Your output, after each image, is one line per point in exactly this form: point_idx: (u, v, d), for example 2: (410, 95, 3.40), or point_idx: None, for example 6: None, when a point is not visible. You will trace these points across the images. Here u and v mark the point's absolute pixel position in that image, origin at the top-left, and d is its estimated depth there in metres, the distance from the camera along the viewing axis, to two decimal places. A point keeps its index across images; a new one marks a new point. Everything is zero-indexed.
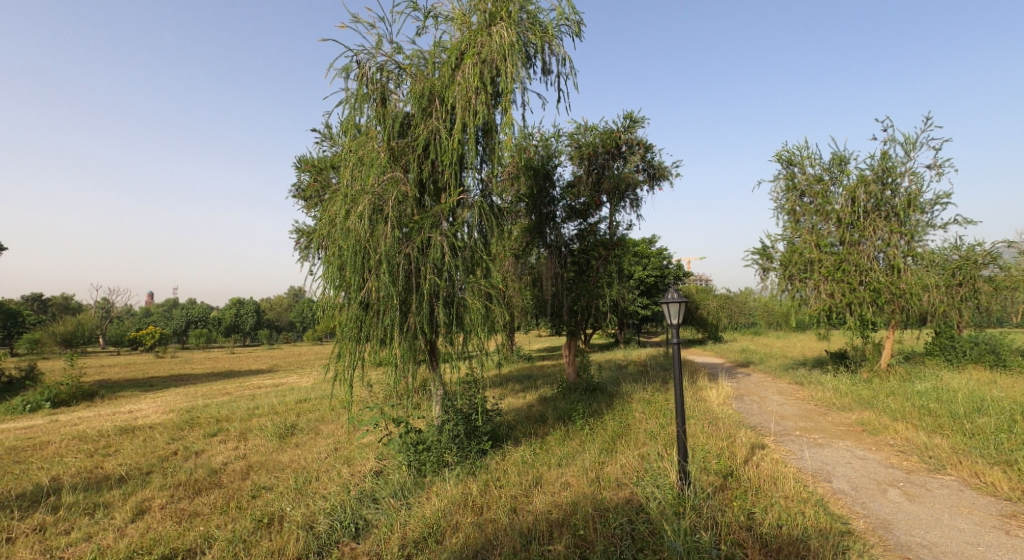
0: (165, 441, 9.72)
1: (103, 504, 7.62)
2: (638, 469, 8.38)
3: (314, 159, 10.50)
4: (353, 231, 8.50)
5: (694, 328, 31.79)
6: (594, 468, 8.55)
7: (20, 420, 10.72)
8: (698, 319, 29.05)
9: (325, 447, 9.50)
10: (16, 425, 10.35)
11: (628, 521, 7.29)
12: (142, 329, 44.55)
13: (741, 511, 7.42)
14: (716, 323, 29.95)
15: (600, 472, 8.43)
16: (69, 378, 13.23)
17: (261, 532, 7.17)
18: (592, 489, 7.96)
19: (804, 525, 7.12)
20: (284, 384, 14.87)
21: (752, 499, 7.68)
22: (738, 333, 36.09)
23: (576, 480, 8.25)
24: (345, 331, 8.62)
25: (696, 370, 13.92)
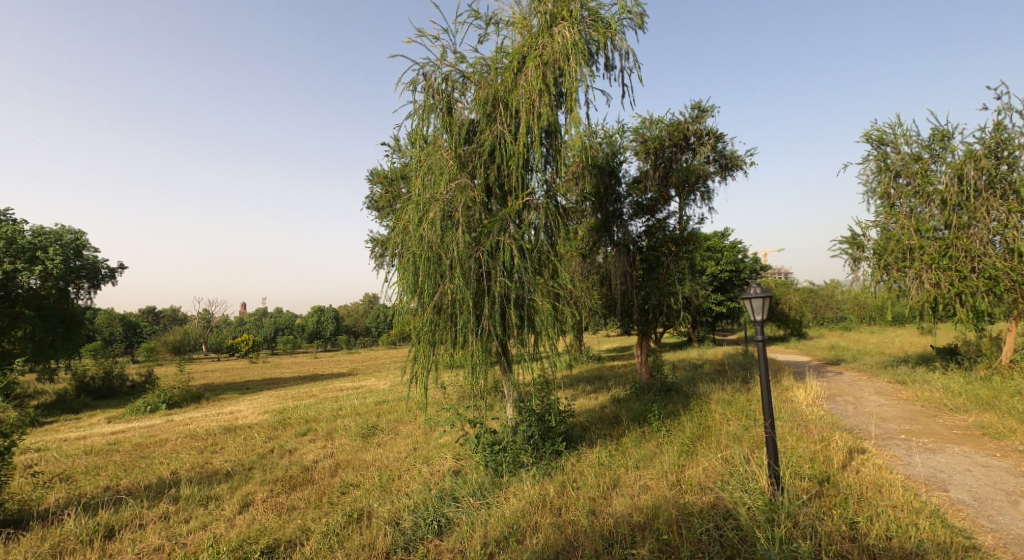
0: (263, 440, 10.58)
1: (214, 497, 8.43)
2: (723, 472, 8.06)
3: (385, 172, 11.02)
4: (424, 238, 8.83)
5: (776, 325, 30.05)
6: (674, 471, 8.31)
7: (142, 420, 12.10)
8: (780, 315, 27.51)
9: (404, 447, 9.90)
10: (138, 424, 11.67)
11: (715, 527, 7.04)
12: (242, 336, 48.48)
13: (843, 520, 6.93)
14: (799, 319, 28.20)
15: (681, 475, 8.17)
16: (178, 382, 14.69)
17: (352, 526, 7.60)
18: (674, 493, 7.73)
19: (919, 539, 6.54)
20: (363, 387, 15.70)
21: (854, 507, 7.13)
22: (828, 328, 33.70)
23: (655, 483, 8.05)
24: (421, 335, 8.97)
25: (782, 369, 13.14)
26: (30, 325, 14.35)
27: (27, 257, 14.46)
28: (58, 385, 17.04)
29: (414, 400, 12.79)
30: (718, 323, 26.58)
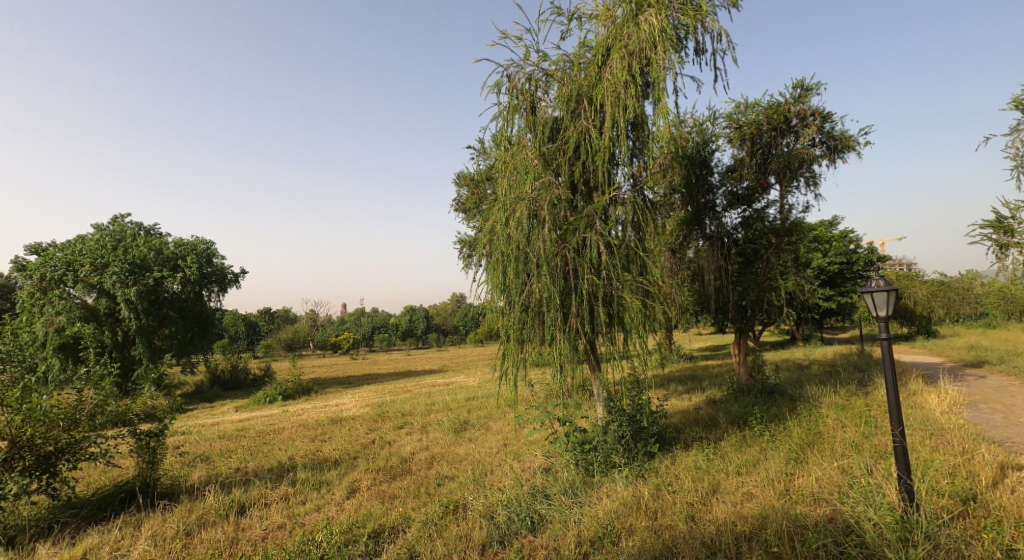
0: (365, 431, 11.34)
1: (325, 482, 9.13)
2: (839, 483, 7.32)
3: (469, 174, 11.33)
4: (510, 237, 8.70)
5: (902, 322, 27.05)
6: (781, 479, 7.67)
7: (263, 409, 13.45)
8: (904, 312, 24.75)
9: (495, 442, 10.10)
10: (259, 414, 12.94)
11: (833, 543, 6.41)
12: (342, 335, 51.71)
13: (994, 546, 6.04)
14: (929, 316, 25.20)
15: (789, 484, 7.54)
16: (292, 376, 16.16)
17: (449, 517, 7.82)
18: (783, 503, 7.13)
19: None
20: (454, 383, 16.29)
21: (1010, 532, 6.18)
22: (968, 327, 29.76)
23: (760, 491, 7.49)
24: (509, 333, 8.91)
25: (907, 371, 11.73)
26: (175, 325, 16.58)
27: (170, 265, 16.79)
28: (197, 377, 19.40)
29: (502, 396, 13.08)
30: (828, 320, 24.32)
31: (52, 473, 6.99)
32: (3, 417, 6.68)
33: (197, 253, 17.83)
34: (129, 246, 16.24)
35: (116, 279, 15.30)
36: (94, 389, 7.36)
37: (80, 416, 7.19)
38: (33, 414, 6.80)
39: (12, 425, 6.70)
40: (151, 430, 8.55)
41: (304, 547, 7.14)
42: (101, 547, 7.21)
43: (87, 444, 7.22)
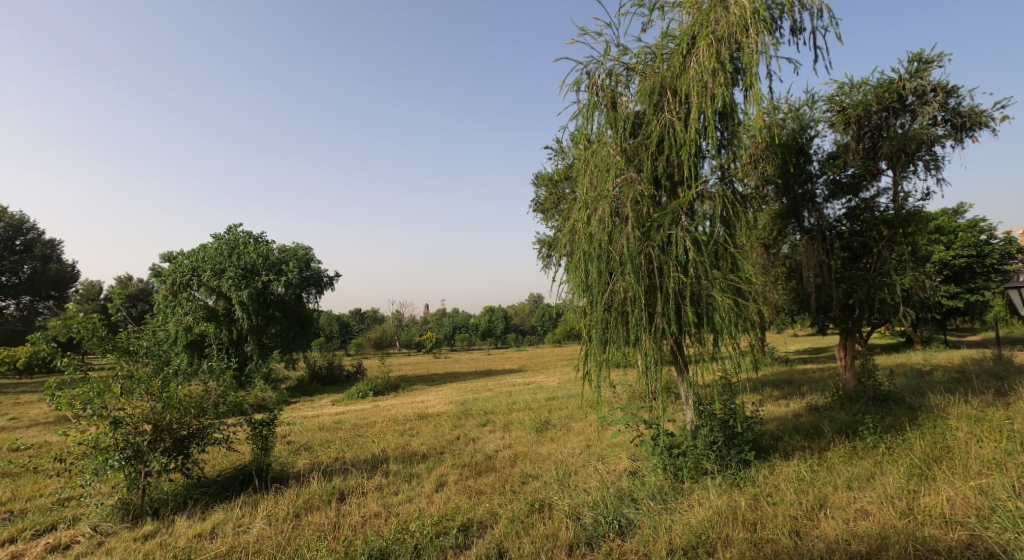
0: (450, 428, 11.61)
1: (415, 475, 9.01)
2: (976, 505, 6.17)
3: (550, 173, 11.95)
4: (592, 236, 7.45)
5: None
6: (903, 497, 6.50)
7: (355, 404, 14.20)
8: None
9: (577, 443, 9.79)
10: (352, 408, 13.64)
11: None
12: (428, 333, 53.30)
13: None
14: None
15: (913, 502, 6.38)
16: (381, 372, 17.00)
17: (535, 516, 6.96)
18: (908, 523, 6.00)
19: None
20: (534, 382, 16.36)
21: None
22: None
23: (878, 508, 6.32)
24: (592, 332, 7.64)
25: None
26: (280, 324, 17.99)
27: (275, 270, 18.11)
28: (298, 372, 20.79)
29: (582, 398, 12.89)
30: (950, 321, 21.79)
31: (185, 455, 7.46)
32: (147, 403, 7.25)
33: (298, 259, 19.14)
34: (242, 252, 17.67)
35: (232, 283, 16.84)
36: (217, 381, 7.75)
37: (207, 405, 7.64)
38: (171, 402, 7.27)
39: (155, 411, 7.22)
40: (264, 419, 8.42)
41: (398, 535, 6.50)
42: (224, 523, 6.97)
43: (212, 431, 7.69)
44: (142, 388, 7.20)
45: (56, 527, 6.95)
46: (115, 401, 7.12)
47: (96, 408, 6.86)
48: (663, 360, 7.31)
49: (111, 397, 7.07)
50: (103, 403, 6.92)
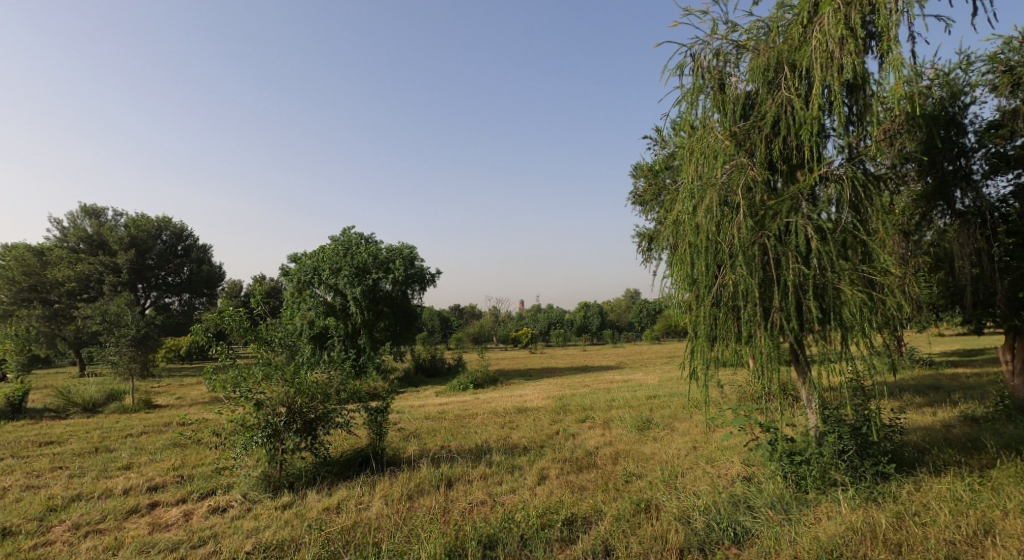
0: (549, 422, 11.54)
1: (517, 467, 9.01)
2: None
3: (649, 165, 11.61)
4: (699, 227, 7.00)
5: None
6: None
7: (457, 396, 14.52)
8: None
9: (683, 444, 9.32)
10: (455, 400, 13.98)
11: None
12: (524, 329, 53.75)
13: None
14: None
15: None
16: (481, 365, 17.28)
17: (641, 516, 6.70)
18: None
19: None
20: (633, 380, 15.91)
21: None
22: None
23: None
24: (698, 329, 7.20)
25: None
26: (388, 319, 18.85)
27: (384, 268, 18.95)
28: (403, 363, 21.69)
29: (688, 397, 12.28)
30: None
31: (314, 436, 7.93)
32: (282, 388, 7.68)
33: (404, 257, 19.73)
34: (355, 251, 18.74)
35: (347, 281, 17.95)
36: (338, 370, 8.27)
37: (330, 391, 8.08)
38: (302, 388, 7.75)
39: (288, 395, 7.70)
40: (379, 406, 8.77)
41: (504, 523, 6.48)
42: (347, 500, 7.33)
43: (335, 415, 8.11)
44: (278, 374, 7.66)
45: (214, 491, 7.69)
46: (257, 386, 7.65)
47: (242, 390, 7.49)
48: (780, 359, 6.70)
49: (253, 382, 7.59)
50: (249, 386, 7.52)
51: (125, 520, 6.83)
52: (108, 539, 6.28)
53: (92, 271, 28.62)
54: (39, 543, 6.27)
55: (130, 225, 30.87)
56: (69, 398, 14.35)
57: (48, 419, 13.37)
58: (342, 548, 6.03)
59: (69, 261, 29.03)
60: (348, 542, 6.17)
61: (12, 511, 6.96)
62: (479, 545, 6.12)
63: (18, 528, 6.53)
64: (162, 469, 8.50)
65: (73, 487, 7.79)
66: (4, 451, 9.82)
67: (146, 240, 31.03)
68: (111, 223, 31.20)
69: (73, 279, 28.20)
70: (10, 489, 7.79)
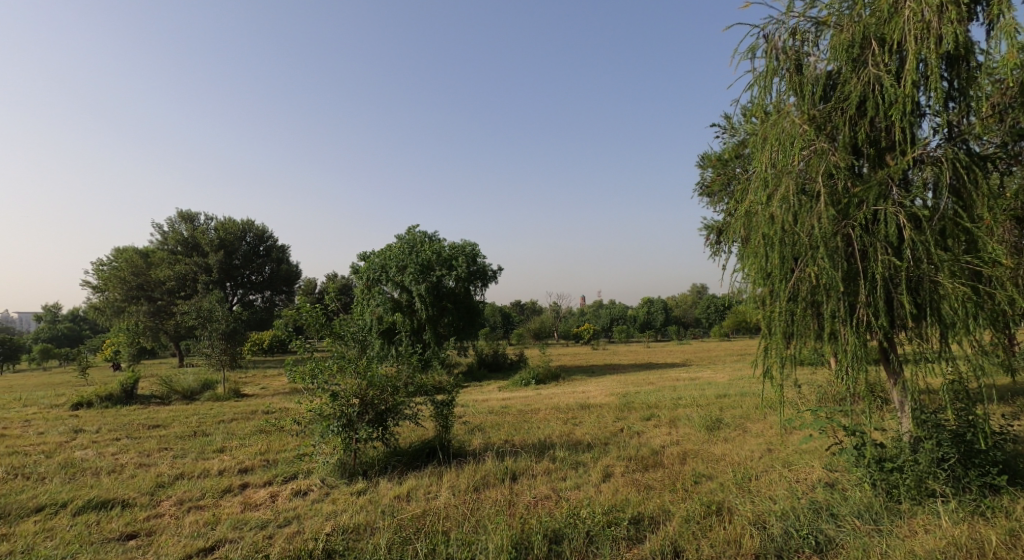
0: (613, 419, 11.31)
1: (581, 463, 8.87)
2: None
3: (717, 154, 11.13)
4: (774, 218, 6.60)
5: None
6: None
7: (519, 391, 14.50)
8: None
9: (756, 445, 8.88)
10: (517, 395, 13.97)
11: None
12: (585, 325, 53.25)
13: None
14: None
15: None
16: (542, 361, 17.17)
17: (713, 518, 6.42)
18: None
19: None
20: (701, 378, 15.37)
21: None
22: None
23: None
24: (773, 325, 6.81)
25: None
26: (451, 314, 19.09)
27: (447, 265, 19.21)
28: (465, 358, 21.93)
29: (761, 397, 11.70)
30: None
31: (385, 427, 8.10)
32: (355, 380, 7.88)
33: (466, 254, 19.85)
34: (420, 249, 19.12)
35: (412, 278, 18.32)
36: (405, 363, 8.40)
37: (400, 384, 8.22)
38: (373, 380, 7.92)
39: (361, 387, 7.88)
40: (444, 400, 8.87)
41: (569, 519, 6.36)
42: (417, 489, 7.44)
43: (404, 407, 8.26)
44: (351, 367, 7.86)
45: (296, 476, 8.01)
46: (332, 377, 7.87)
47: (320, 381, 7.73)
48: (867, 359, 6.19)
49: (329, 373, 7.81)
50: (325, 378, 7.75)
51: (220, 498, 7.21)
52: (208, 515, 6.62)
53: (188, 271, 30.77)
54: (150, 515, 6.69)
55: (220, 228, 33.03)
56: (171, 387, 15.44)
57: (155, 404, 14.43)
58: (413, 534, 6.08)
59: (169, 262, 31.44)
60: (419, 529, 6.21)
61: (126, 486, 7.51)
62: (545, 540, 6.02)
63: (133, 501, 7.03)
64: (251, 453, 8.94)
65: (176, 466, 8.33)
66: (117, 432, 10.64)
67: (234, 243, 33.12)
68: (203, 226, 33.40)
69: (172, 278, 30.40)
70: (125, 466, 8.42)
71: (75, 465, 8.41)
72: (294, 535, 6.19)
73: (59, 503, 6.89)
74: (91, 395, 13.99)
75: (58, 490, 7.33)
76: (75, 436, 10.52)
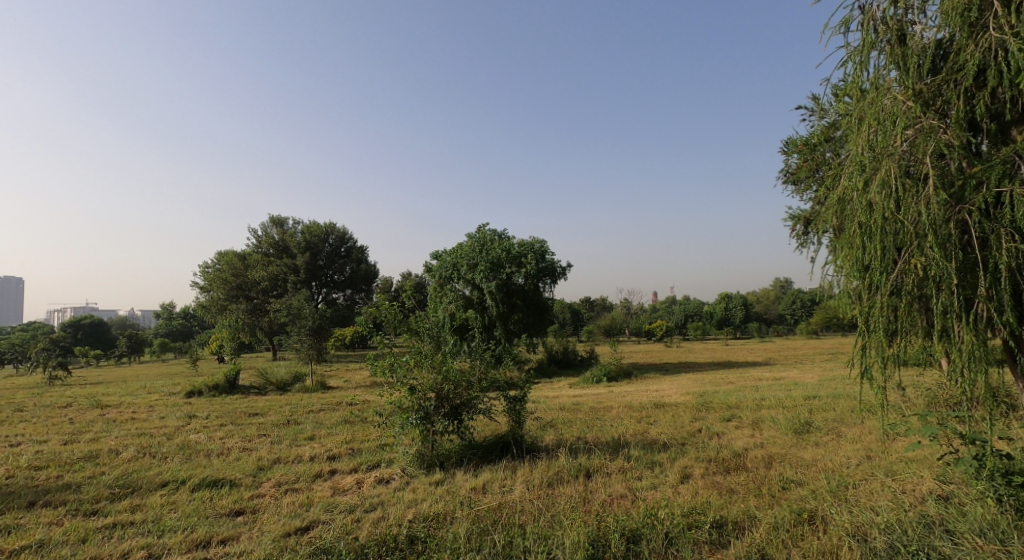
0: (689, 419, 10.86)
1: (658, 463, 8.55)
2: None
3: (803, 139, 10.41)
4: (874, 204, 6.04)
5: None
6: None
7: (591, 388, 14.25)
8: None
9: (852, 452, 8.23)
10: (590, 392, 13.73)
11: None
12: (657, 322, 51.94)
13: None
14: None
15: None
16: (614, 357, 16.80)
17: (806, 527, 5.98)
18: None
19: None
20: (786, 378, 14.50)
21: None
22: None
23: None
24: (874, 321, 6.24)
25: None
26: (521, 311, 19.10)
27: (517, 262, 19.24)
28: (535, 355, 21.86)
29: (855, 399, 10.84)
30: None
31: (460, 421, 8.16)
32: (431, 375, 7.97)
33: (535, 251, 19.75)
34: (489, 247, 19.26)
35: (483, 276, 18.48)
36: (478, 359, 8.42)
37: (473, 379, 8.23)
38: (448, 375, 7.99)
39: (437, 382, 7.96)
40: (516, 395, 8.81)
41: (648, 519, 6.10)
42: (492, 482, 7.43)
43: (478, 402, 8.28)
44: (427, 362, 7.95)
45: (379, 464, 8.21)
46: (410, 372, 8.00)
47: (399, 375, 7.88)
48: (989, 358, 5.54)
49: (407, 368, 7.94)
50: (404, 372, 7.89)
51: (313, 483, 7.50)
52: (302, 497, 6.89)
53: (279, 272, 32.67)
54: (254, 494, 7.04)
55: (306, 230, 34.89)
56: (267, 378, 16.37)
57: (254, 394, 15.35)
58: (491, 526, 6.05)
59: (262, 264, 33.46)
60: (496, 521, 6.17)
61: (232, 467, 7.98)
62: (623, 538, 5.79)
63: (239, 481, 7.44)
64: (337, 442, 9.27)
65: (274, 451, 8.78)
66: (222, 418, 11.38)
67: (318, 244, 34.94)
68: (291, 229, 35.33)
69: (265, 278, 32.42)
70: (231, 449, 8.96)
71: (191, 447, 9.06)
72: (379, 521, 6.30)
73: (179, 480, 7.41)
74: (201, 384, 15.09)
75: (177, 468, 7.89)
76: (189, 420, 11.36)
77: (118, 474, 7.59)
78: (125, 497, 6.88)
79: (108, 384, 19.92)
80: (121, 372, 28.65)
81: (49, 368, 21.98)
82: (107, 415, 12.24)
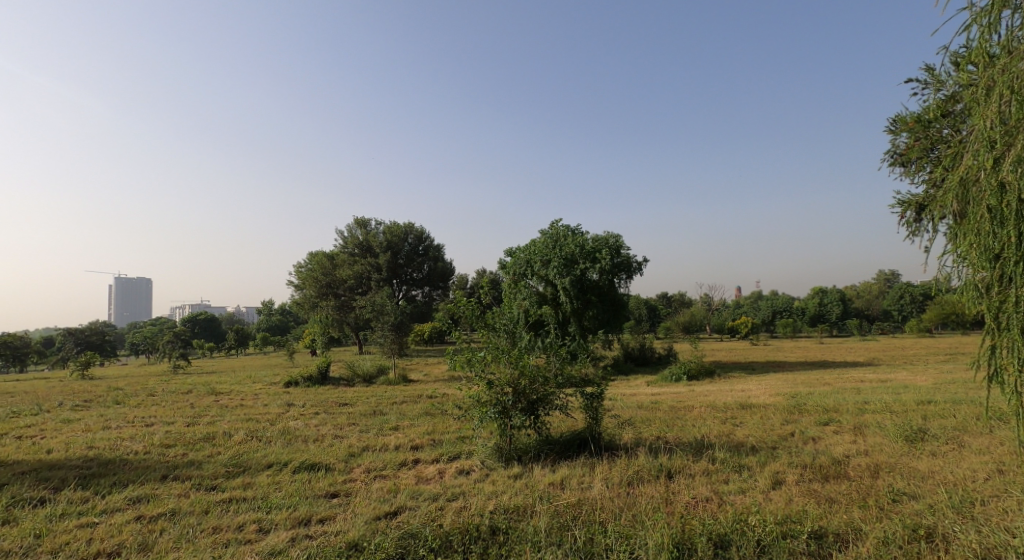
0: (780, 422, 10.13)
1: (745, 467, 8.01)
2: None
3: (914, 115, 9.39)
4: (1007, 183, 5.27)
5: None
6: None
7: (670, 386, 13.67)
8: None
9: (977, 464, 7.32)
10: (670, 391, 13.18)
11: None
12: (742, 320, 49.55)
13: None
14: None
15: None
16: (695, 355, 16.06)
17: (923, 545, 5.36)
18: None
19: None
20: (892, 380, 13.25)
21: None
22: None
23: None
24: (1007, 316, 5.47)
25: None
26: (597, 307, 18.72)
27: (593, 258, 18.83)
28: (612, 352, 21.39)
29: (977, 406, 9.69)
30: None
31: (537, 416, 8.01)
32: (508, 369, 7.87)
33: (609, 247, 19.28)
34: (564, 243, 18.96)
35: (557, 272, 18.25)
36: (555, 354, 8.22)
37: (550, 374, 8.07)
38: (525, 370, 7.86)
39: (514, 376, 7.86)
40: (593, 391, 8.54)
41: (737, 525, 5.67)
42: (571, 478, 7.23)
43: (555, 397, 8.10)
44: (504, 357, 7.86)
45: (460, 455, 8.25)
46: (488, 366, 7.95)
47: (477, 370, 7.84)
48: None
49: (485, 363, 7.89)
50: (482, 366, 7.84)
51: (399, 471, 7.62)
52: (391, 484, 7.00)
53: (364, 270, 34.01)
54: (347, 478, 7.25)
55: (387, 230, 36.00)
56: (354, 370, 17.02)
57: (343, 385, 16.01)
58: (571, 521, 5.85)
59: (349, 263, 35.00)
60: (576, 517, 5.97)
61: (327, 452, 8.28)
62: (711, 543, 5.42)
63: (334, 465, 7.69)
64: (418, 433, 9.41)
65: (363, 439, 9.04)
66: (316, 407, 11.91)
67: (399, 243, 36.01)
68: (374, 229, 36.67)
69: (351, 276, 33.87)
70: (325, 435, 9.31)
71: (291, 432, 9.50)
72: (461, 510, 6.27)
73: (282, 462, 7.77)
74: (297, 375, 15.93)
75: (280, 451, 8.29)
76: (288, 408, 11.98)
77: (232, 454, 8.07)
78: (238, 475, 7.29)
79: (221, 373, 21.53)
80: (229, 363, 30.92)
81: (173, 359, 24.13)
82: (219, 400, 13.15)
